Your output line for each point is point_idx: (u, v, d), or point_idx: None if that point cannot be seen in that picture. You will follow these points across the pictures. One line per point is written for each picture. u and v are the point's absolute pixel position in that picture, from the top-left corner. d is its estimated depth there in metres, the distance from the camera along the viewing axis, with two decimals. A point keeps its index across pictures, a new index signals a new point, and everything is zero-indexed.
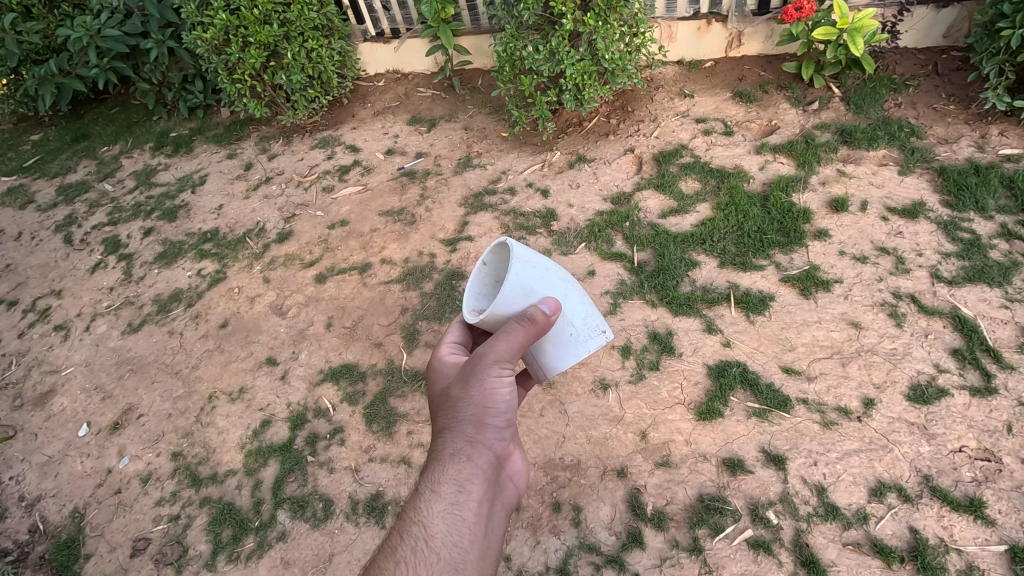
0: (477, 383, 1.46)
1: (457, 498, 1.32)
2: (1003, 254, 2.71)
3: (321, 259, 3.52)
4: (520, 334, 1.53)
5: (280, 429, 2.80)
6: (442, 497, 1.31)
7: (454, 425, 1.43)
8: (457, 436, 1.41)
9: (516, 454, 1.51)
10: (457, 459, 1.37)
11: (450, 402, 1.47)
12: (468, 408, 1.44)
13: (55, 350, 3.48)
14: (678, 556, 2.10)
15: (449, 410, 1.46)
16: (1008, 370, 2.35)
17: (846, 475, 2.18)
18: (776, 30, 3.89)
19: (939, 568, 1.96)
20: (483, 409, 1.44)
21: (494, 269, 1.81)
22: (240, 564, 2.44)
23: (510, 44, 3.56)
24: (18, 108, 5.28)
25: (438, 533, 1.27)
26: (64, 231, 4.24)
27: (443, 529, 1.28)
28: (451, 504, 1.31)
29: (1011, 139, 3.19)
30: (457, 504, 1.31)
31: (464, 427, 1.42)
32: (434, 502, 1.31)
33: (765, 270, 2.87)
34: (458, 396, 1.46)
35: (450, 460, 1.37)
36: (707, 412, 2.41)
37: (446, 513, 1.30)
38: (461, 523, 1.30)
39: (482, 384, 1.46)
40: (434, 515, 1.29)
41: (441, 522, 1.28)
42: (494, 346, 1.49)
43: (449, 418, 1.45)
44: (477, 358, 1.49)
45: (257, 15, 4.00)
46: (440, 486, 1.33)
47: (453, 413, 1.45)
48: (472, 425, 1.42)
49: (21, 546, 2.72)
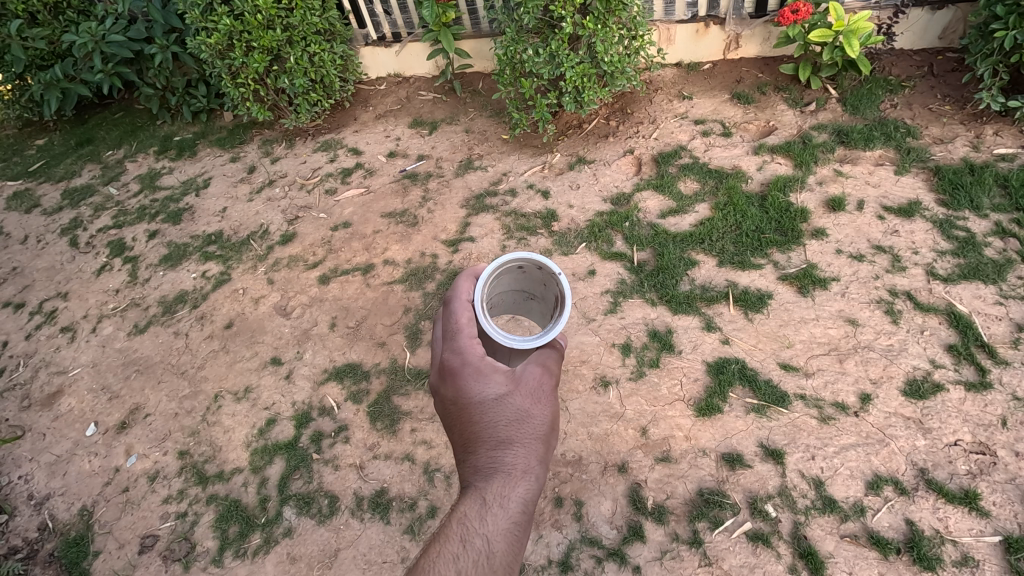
0: (543, 401, 1.34)
1: (522, 517, 1.15)
2: (998, 251, 2.75)
3: (324, 260, 3.57)
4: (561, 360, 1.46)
5: (285, 427, 2.84)
6: (509, 513, 1.14)
7: (520, 436, 1.27)
8: (524, 451, 1.25)
9: None
10: (527, 475, 1.20)
11: (513, 409, 1.31)
12: (535, 423, 1.30)
13: (61, 352, 3.52)
14: (678, 549, 2.14)
15: (512, 418, 1.29)
16: (1003, 365, 2.39)
17: (843, 469, 2.22)
18: (773, 33, 3.95)
19: (934, 558, 1.99)
20: (548, 428, 1.31)
21: (503, 260, 1.52)
22: (246, 559, 2.47)
23: (511, 47, 3.61)
24: (23, 113, 5.34)
25: (499, 551, 1.10)
26: (70, 234, 4.29)
27: (505, 549, 1.11)
28: (518, 524, 1.14)
29: (1005, 138, 3.23)
30: (523, 525, 1.14)
31: (533, 442, 1.27)
32: (501, 518, 1.13)
33: (763, 269, 2.91)
34: (521, 405, 1.32)
35: (517, 468, 1.21)
36: (707, 408, 2.44)
37: (511, 532, 1.13)
38: (521, 545, 1.13)
39: (546, 402, 1.34)
40: (498, 531, 1.11)
41: (505, 541, 1.11)
42: (553, 368, 1.40)
43: (510, 426, 1.28)
44: (541, 373, 1.38)
45: (260, 20, 4.05)
46: (508, 501, 1.16)
47: (519, 424, 1.29)
48: (540, 441, 1.27)
49: (30, 544, 2.76)
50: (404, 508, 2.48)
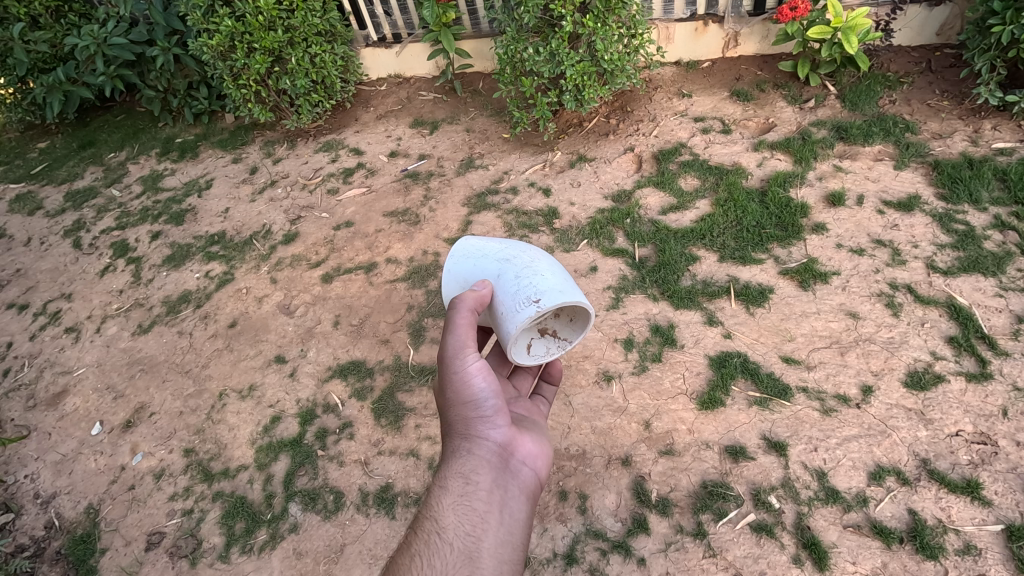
0: (452, 381, 1.57)
1: (463, 490, 1.44)
2: (997, 245, 2.76)
3: (327, 259, 3.59)
4: (465, 318, 1.62)
5: (290, 424, 2.85)
6: (450, 491, 1.44)
7: (452, 426, 1.57)
8: (457, 436, 1.55)
9: (523, 441, 1.59)
10: (460, 457, 1.51)
11: (442, 405, 1.61)
12: (455, 405, 1.56)
13: (66, 352, 3.53)
14: (682, 540, 2.15)
15: (443, 413, 1.59)
16: (1003, 357, 2.40)
17: (845, 460, 2.23)
18: (772, 30, 3.97)
19: (937, 547, 2.00)
20: (467, 403, 1.55)
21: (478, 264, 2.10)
22: (252, 555, 2.49)
23: (511, 46, 3.64)
24: (26, 116, 5.38)
25: (450, 525, 1.38)
26: (73, 236, 4.31)
27: (455, 521, 1.39)
28: (461, 497, 1.43)
29: (1004, 132, 3.25)
30: (466, 496, 1.43)
31: (460, 424, 1.55)
32: (443, 497, 1.43)
33: (764, 263, 2.93)
34: (445, 398, 1.60)
35: (453, 456, 1.51)
36: (710, 402, 2.46)
37: (457, 506, 1.41)
38: (472, 512, 1.40)
39: (455, 379, 1.56)
40: (446, 509, 1.41)
41: (451, 514, 1.40)
42: (448, 341, 1.58)
43: (444, 423, 1.58)
44: (441, 356, 1.59)
45: (262, 21, 4.08)
46: (449, 481, 1.46)
47: (447, 414, 1.58)
48: (464, 420, 1.55)
49: (37, 542, 2.77)
50: (409, 503, 2.49)
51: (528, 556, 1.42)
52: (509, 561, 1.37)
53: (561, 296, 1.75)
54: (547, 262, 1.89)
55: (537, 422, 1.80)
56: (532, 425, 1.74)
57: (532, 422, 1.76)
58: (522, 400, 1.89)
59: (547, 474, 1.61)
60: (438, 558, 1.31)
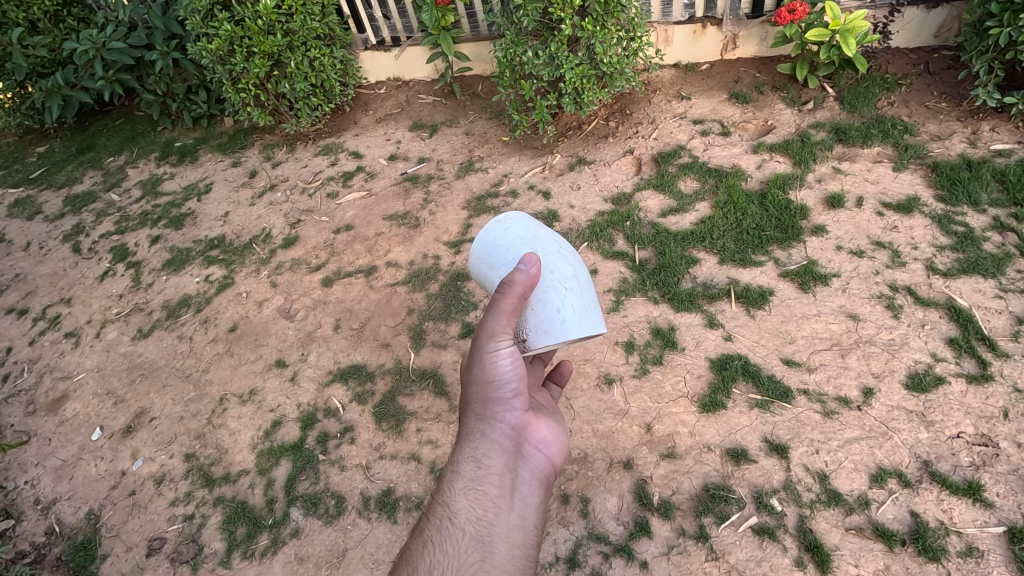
0: (478, 361, 1.59)
1: (475, 474, 1.43)
2: (996, 246, 2.77)
3: (327, 263, 3.58)
4: (505, 303, 1.61)
5: (292, 428, 2.85)
6: (463, 474, 1.43)
7: (469, 407, 1.57)
8: (472, 417, 1.55)
9: (538, 425, 1.59)
10: (473, 439, 1.50)
11: (461, 388, 1.61)
12: (478, 386, 1.57)
13: (66, 357, 3.52)
14: (685, 543, 2.15)
15: (465, 394, 1.60)
16: (1003, 358, 2.41)
17: (847, 462, 2.24)
18: (770, 32, 3.98)
19: (939, 549, 2.00)
20: (488, 384, 1.57)
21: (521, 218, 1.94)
22: (254, 560, 2.48)
23: (510, 49, 3.63)
24: (24, 121, 5.38)
25: (462, 509, 1.37)
26: (73, 240, 4.30)
27: (467, 506, 1.37)
28: (474, 480, 1.41)
29: (1002, 133, 3.26)
30: (479, 480, 1.42)
31: (478, 405, 1.56)
32: (455, 481, 1.42)
33: (764, 266, 2.93)
34: (466, 380, 1.61)
35: (466, 439, 1.50)
36: (711, 404, 2.46)
37: (470, 490, 1.40)
38: (483, 496, 1.39)
39: (483, 359, 1.58)
40: (457, 494, 1.39)
41: (463, 499, 1.38)
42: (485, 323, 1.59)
43: (461, 404, 1.59)
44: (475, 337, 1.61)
45: (261, 25, 4.08)
46: (461, 465, 1.45)
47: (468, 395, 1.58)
48: (483, 400, 1.56)
49: (38, 548, 2.76)
50: (411, 507, 2.49)
51: (542, 542, 1.41)
52: (522, 546, 1.36)
53: (545, 337, 1.77)
54: (543, 286, 1.77)
55: (556, 409, 1.80)
56: (549, 412, 1.73)
57: (550, 409, 1.76)
58: (542, 390, 1.87)
59: (561, 460, 1.59)
60: (449, 544, 1.30)
